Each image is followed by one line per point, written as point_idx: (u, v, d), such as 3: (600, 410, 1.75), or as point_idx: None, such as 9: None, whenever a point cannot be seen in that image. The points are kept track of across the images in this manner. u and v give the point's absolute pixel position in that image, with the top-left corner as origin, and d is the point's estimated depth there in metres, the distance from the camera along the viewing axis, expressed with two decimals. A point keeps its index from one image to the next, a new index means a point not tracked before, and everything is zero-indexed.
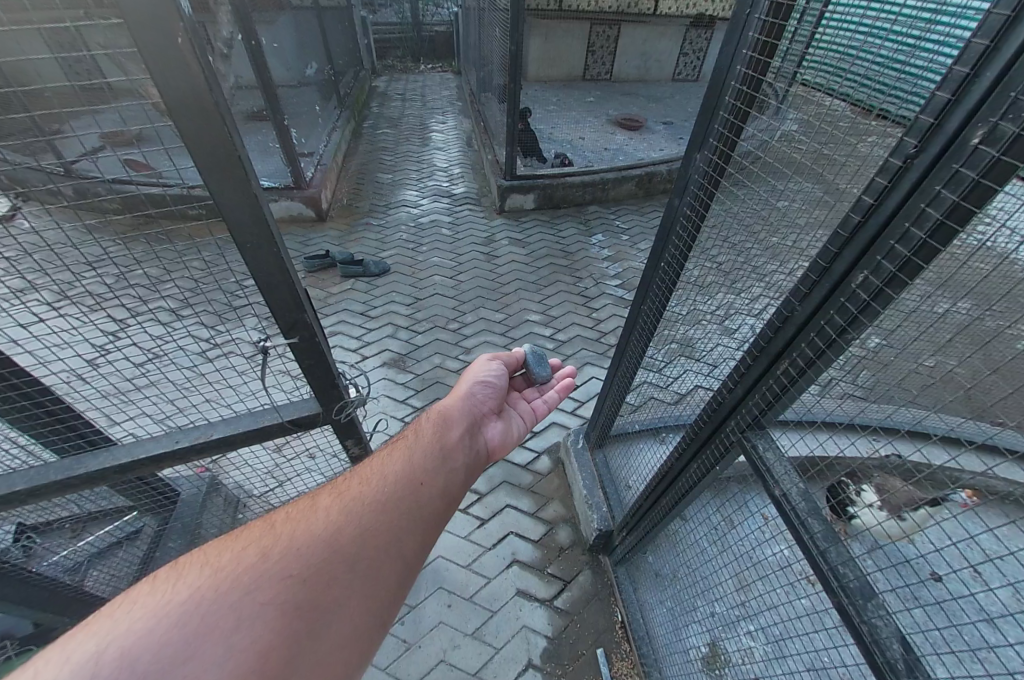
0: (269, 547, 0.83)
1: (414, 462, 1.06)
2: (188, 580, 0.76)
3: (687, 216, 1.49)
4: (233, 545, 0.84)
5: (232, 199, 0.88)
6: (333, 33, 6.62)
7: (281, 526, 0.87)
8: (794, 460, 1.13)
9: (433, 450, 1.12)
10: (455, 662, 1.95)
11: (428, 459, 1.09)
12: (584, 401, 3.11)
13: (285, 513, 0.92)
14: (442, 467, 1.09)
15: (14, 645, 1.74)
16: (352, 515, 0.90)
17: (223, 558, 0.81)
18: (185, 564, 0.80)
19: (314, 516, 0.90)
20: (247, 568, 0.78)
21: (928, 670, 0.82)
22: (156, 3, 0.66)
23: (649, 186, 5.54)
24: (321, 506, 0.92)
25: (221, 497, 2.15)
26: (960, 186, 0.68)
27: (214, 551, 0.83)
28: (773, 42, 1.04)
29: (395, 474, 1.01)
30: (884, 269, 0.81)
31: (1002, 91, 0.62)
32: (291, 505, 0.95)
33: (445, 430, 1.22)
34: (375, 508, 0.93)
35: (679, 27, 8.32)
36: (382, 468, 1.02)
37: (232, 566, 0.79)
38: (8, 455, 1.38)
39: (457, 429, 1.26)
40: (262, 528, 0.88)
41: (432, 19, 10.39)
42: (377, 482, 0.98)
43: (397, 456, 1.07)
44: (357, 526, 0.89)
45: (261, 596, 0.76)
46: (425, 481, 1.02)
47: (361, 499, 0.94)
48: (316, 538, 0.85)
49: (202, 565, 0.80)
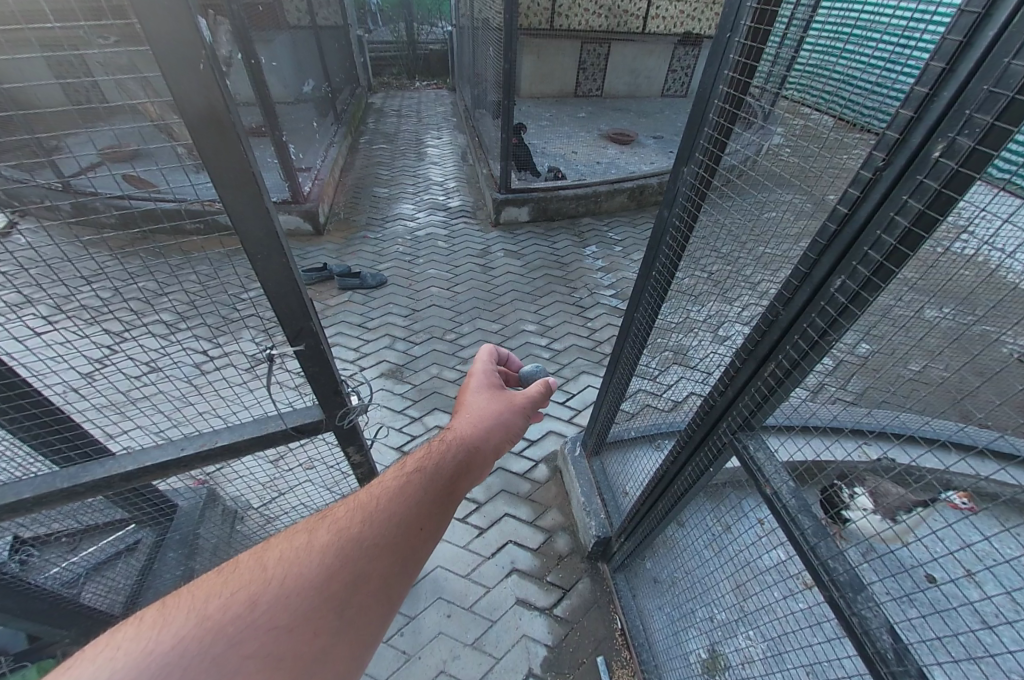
0: (258, 595, 0.76)
1: (420, 499, 0.97)
2: (172, 627, 0.69)
3: (676, 227, 1.54)
4: (222, 587, 0.77)
5: (245, 211, 0.93)
6: (330, 52, 6.79)
7: (273, 568, 0.80)
8: (784, 460, 1.17)
9: (443, 486, 1.02)
10: (455, 672, 1.94)
11: (435, 497, 0.99)
12: (581, 409, 3.14)
13: (278, 550, 0.84)
14: (447, 507, 1.00)
15: (9, 661, 1.73)
16: (347, 559, 0.83)
17: (211, 604, 0.74)
18: (171, 606, 0.73)
19: (309, 557, 0.82)
20: (234, 617, 0.72)
21: (917, 659, 0.85)
22: (183, 30, 0.71)
23: (642, 198, 5.66)
24: (317, 544, 0.84)
25: (220, 508, 2.15)
26: (925, 197, 0.73)
27: (202, 592, 0.76)
28: (753, 63, 1.11)
29: (398, 513, 0.92)
30: (860, 273, 0.86)
31: (958, 109, 0.68)
32: (285, 536, 0.88)
33: (460, 463, 1.11)
34: (372, 552, 0.85)
35: (666, 45, 8.58)
36: (385, 503, 0.93)
37: (219, 615, 0.72)
38: (10, 466, 1.39)
39: (472, 461, 1.15)
40: (253, 568, 0.80)
41: (427, 37, 10.63)
42: (378, 521, 0.90)
43: (403, 489, 0.97)
44: (351, 572, 0.82)
45: (246, 650, 0.70)
46: (428, 524, 0.94)
47: (359, 540, 0.86)
48: (308, 584, 0.79)
49: (189, 610, 0.72)
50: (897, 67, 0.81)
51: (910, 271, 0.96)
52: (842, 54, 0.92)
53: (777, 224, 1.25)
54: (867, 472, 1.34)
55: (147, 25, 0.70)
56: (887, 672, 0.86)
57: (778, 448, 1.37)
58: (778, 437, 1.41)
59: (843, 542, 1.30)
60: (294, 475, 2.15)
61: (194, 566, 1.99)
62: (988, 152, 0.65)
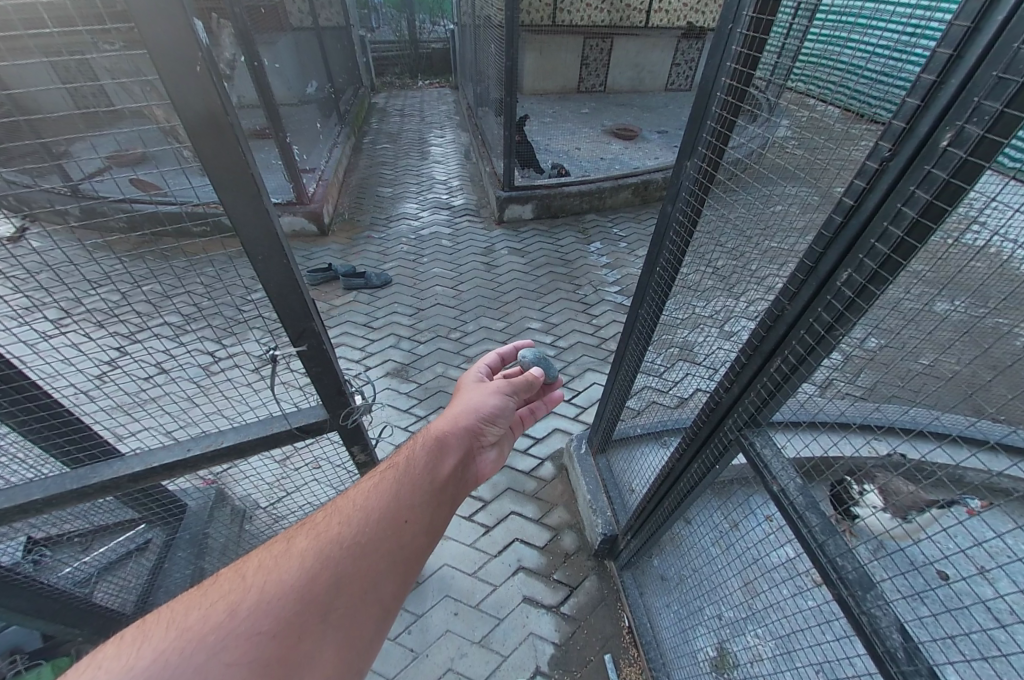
0: (238, 602, 0.77)
1: (399, 495, 1.00)
2: (153, 642, 0.70)
3: (680, 222, 1.52)
4: (203, 599, 0.79)
5: (245, 213, 0.93)
6: (333, 53, 6.82)
7: (253, 576, 0.81)
8: (791, 456, 1.15)
9: (423, 480, 1.06)
10: (462, 670, 1.95)
11: (416, 491, 1.02)
12: (587, 406, 3.13)
13: (258, 560, 0.85)
14: (430, 501, 1.03)
15: (25, 659, 1.76)
16: (328, 561, 0.85)
17: (191, 616, 0.75)
18: (152, 622, 0.75)
19: (288, 563, 0.84)
20: (214, 628, 0.73)
21: (928, 659, 0.83)
22: (180, 33, 0.72)
23: (646, 193, 5.61)
24: (296, 550, 0.86)
25: (228, 508, 2.17)
26: (933, 186, 0.72)
27: (183, 607, 0.77)
28: (755, 55, 1.09)
29: (377, 511, 0.95)
30: (866, 267, 0.85)
31: (965, 97, 0.66)
32: (266, 547, 0.90)
33: (440, 456, 1.16)
34: (354, 551, 0.87)
35: (670, 38, 8.50)
36: (364, 503, 0.96)
37: (199, 626, 0.73)
38: (22, 467, 1.40)
39: (453, 458, 1.19)
40: (233, 579, 0.82)
41: (428, 36, 10.62)
42: (357, 520, 0.92)
43: (382, 487, 1.01)
44: (332, 572, 0.84)
45: (228, 658, 0.71)
46: (409, 519, 0.97)
47: (338, 541, 0.88)
48: (289, 589, 0.80)
49: (169, 624, 0.74)
50: (905, 55, 0.80)
51: (921, 262, 0.94)
52: (850, 40, 0.91)
53: (785, 217, 1.22)
54: (877, 468, 1.32)
55: (142, 25, 0.70)
56: (898, 672, 0.85)
57: (786, 445, 1.35)
58: (786, 435, 1.39)
59: (852, 540, 1.29)
60: (301, 474, 2.16)
61: (203, 565, 2.01)
62: (997, 140, 0.63)
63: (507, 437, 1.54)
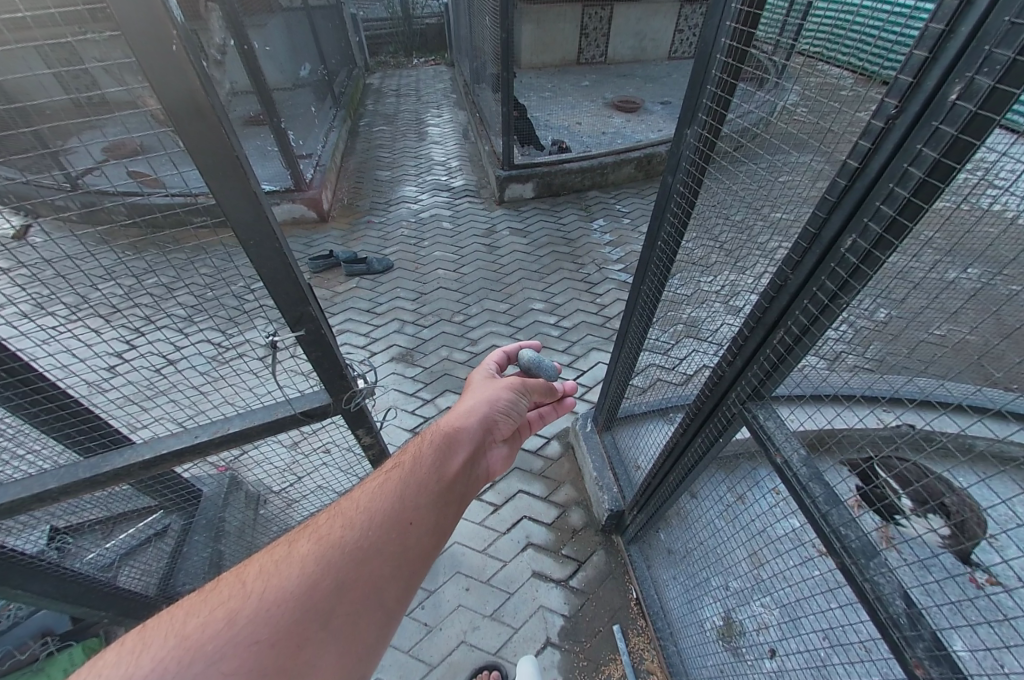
0: (237, 610, 0.79)
1: (402, 498, 1.01)
2: (151, 651, 0.73)
3: (681, 194, 1.50)
4: (202, 605, 0.81)
5: (236, 199, 0.92)
6: (325, 34, 6.67)
7: (252, 583, 0.84)
8: (795, 429, 1.14)
9: (429, 482, 1.07)
10: (475, 642, 2.01)
11: (420, 492, 1.04)
12: (592, 385, 3.14)
13: (258, 566, 0.87)
14: (435, 500, 1.04)
15: (57, 640, 1.87)
16: (330, 566, 0.87)
17: (190, 624, 0.77)
18: (152, 629, 0.77)
19: (287, 570, 0.85)
20: (213, 636, 0.75)
21: (931, 623, 0.84)
22: (154, 20, 0.71)
23: (650, 167, 5.48)
24: (297, 555, 0.88)
25: (241, 494, 2.22)
26: (940, 143, 0.69)
27: (184, 613, 0.80)
28: (755, 13, 1.06)
29: (381, 514, 0.96)
30: (872, 231, 0.82)
31: (977, 45, 0.63)
32: (267, 551, 0.92)
33: (448, 453, 1.18)
34: (355, 557, 0.89)
35: (672, 3, 8.18)
36: (366, 506, 0.98)
37: (198, 634, 0.75)
38: (37, 459, 1.45)
39: (461, 453, 1.21)
40: (233, 585, 0.84)
41: (423, 10, 10.28)
42: (360, 525, 0.94)
43: (387, 490, 1.02)
44: (332, 579, 0.86)
45: (226, 666, 0.73)
46: (413, 521, 0.98)
47: (340, 545, 0.90)
48: (289, 595, 0.82)
49: (168, 633, 0.76)
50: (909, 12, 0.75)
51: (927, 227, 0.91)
52: None
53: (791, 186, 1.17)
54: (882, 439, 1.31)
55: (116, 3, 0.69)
56: (900, 636, 0.86)
57: (789, 420, 1.35)
58: (789, 408, 1.38)
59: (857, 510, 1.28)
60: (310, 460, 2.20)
61: (220, 548, 2.06)
62: (1008, 91, 0.61)
63: (516, 440, 1.54)
